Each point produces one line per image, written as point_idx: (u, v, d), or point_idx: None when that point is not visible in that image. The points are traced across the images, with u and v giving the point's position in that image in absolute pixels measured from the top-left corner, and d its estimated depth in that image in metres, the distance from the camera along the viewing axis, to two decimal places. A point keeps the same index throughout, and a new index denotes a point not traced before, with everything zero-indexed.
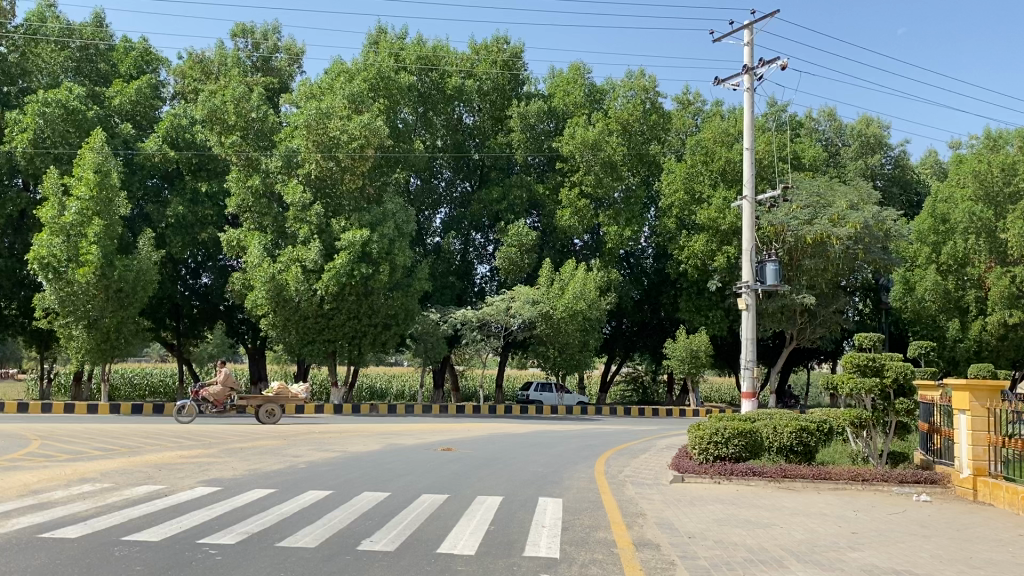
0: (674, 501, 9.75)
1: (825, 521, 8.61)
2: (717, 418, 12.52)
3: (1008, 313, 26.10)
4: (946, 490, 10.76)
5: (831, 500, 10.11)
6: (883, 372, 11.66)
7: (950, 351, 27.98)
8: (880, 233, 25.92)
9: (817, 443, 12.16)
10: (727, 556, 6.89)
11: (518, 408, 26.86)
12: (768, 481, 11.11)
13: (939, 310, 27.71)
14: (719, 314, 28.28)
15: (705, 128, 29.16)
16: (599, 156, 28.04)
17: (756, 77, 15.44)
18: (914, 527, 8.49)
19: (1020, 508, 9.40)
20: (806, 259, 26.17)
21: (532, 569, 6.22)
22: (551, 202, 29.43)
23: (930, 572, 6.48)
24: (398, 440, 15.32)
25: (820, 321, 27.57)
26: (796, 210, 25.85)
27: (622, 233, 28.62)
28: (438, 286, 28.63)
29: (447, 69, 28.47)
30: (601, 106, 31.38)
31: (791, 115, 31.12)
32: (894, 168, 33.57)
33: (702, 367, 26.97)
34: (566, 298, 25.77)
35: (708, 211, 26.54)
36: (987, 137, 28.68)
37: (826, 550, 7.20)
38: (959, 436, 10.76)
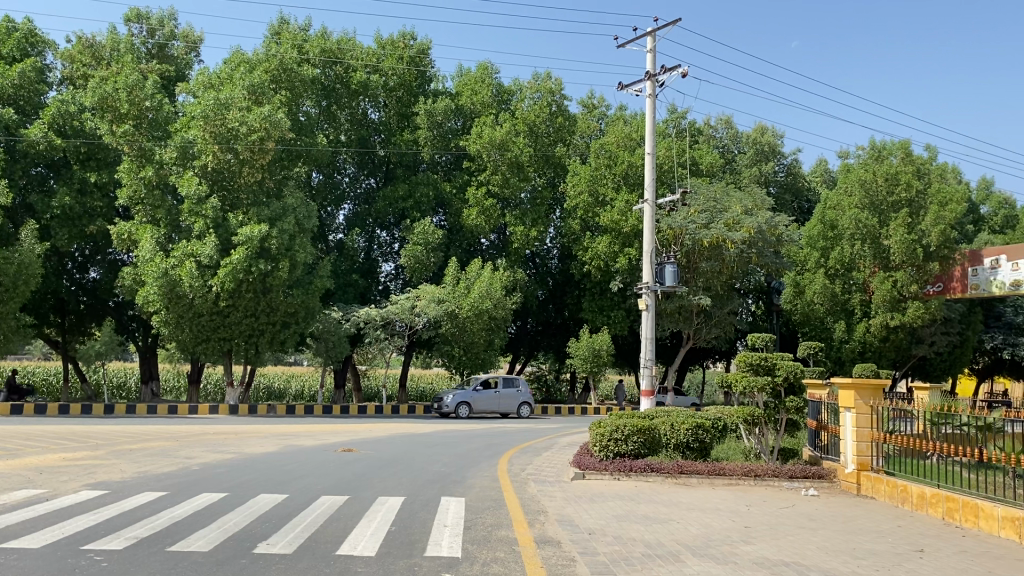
0: (575, 498, 9.87)
1: (719, 516, 8.87)
2: (617, 415, 12.75)
3: (889, 315, 27.70)
4: (832, 485, 11.25)
5: (725, 495, 10.44)
6: (775, 370, 12.12)
7: (837, 351, 29.29)
8: (772, 238, 26.93)
9: (712, 439, 12.52)
10: (626, 551, 7.01)
11: (421, 408, 26.67)
12: (665, 477, 11.36)
13: (827, 312, 28.99)
14: (620, 314, 28.74)
15: (609, 131, 29.65)
16: (506, 157, 28.22)
17: (658, 83, 15.79)
18: (802, 520, 8.84)
19: (900, 500, 9.95)
20: (703, 261, 26.91)
21: (433, 568, 6.20)
22: (457, 201, 29.37)
23: (816, 563, 6.76)
24: (298, 441, 15.00)
25: (716, 322, 28.36)
26: (694, 214, 26.56)
27: (528, 234, 28.82)
28: (341, 284, 28.19)
29: (352, 63, 28.11)
30: (507, 106, 31.45)
31: (691, 122, 31.99)
32: (787, 175, 34.94)
33: (603, 366, 27.42)
34: (472, 297, 25.82)
35: (611, 214, 26.98)
36: (874, 148, 29.76)
37: (721, 544, 7.42)
38: (846, 433, 11.28)
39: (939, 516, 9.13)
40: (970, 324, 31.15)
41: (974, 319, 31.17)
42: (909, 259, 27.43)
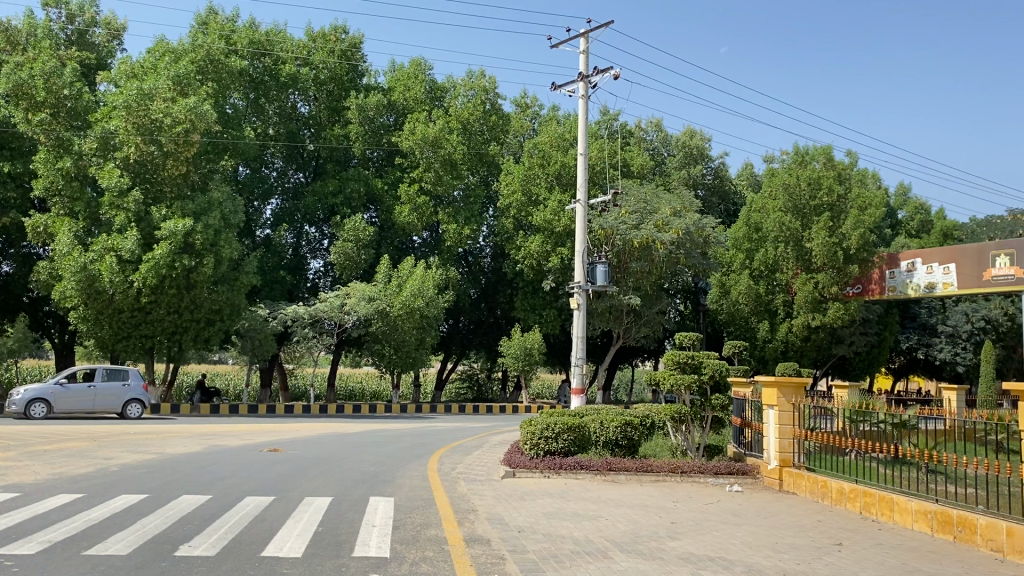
0: (504, 497, 9.87)
1: (647, 512, 8.99)
2: (548, 414, 12.83)
3: (811, 316, 28.48)
4: (756, 481, 11.51)
5: (653, 492, 10.57)
6: (701, 368, 12.34)
7: (760, 350, 29.98)
8: (700, 239, 27.46)
9: (640, 436, 12.70)
10: (555, 549, 7.04)
11: (349, 407, 26.33)
12: (594, 474, 11.46)
13: (751, 312, 29.60)
14: (552, 314, 28.93)
15: (542, 131, 29.80)
16: (439, 154, 28.06)
17: (590, 85, 15.92)
18: (727, 516, 9.01)
19: (819, 495, 10.20)
20: (633, 261, 27.17)
21: (361, 569, 6.12)
22: (389, 198, 29.06)
23: (740, 557, 6.89)
24: (222, 441, 14.64)
25: (645, 322, 28.70)
26: (624, 215, 26.90)
27: (461, 232, 28.73)
28: (268, 281, 27.70)
29: (282, 55, 27.60)
30: (440, 103, 31.29)
31: (622, 124, 32.37)
32: (714, 178, 35.68)
33: (535, 364, 27.52)
34: (404, 295, 25.62)
35: (544, 213, 27.11)
36: (797, 153, 30.49)
37: (648, 540, 7.51)
38: (769, 430, 11.48)
39: (857, 510, 9.39)
40: (886, 325, 32.27)
41: (891, 320, 32.30)
42: (830, 261, 28.22)
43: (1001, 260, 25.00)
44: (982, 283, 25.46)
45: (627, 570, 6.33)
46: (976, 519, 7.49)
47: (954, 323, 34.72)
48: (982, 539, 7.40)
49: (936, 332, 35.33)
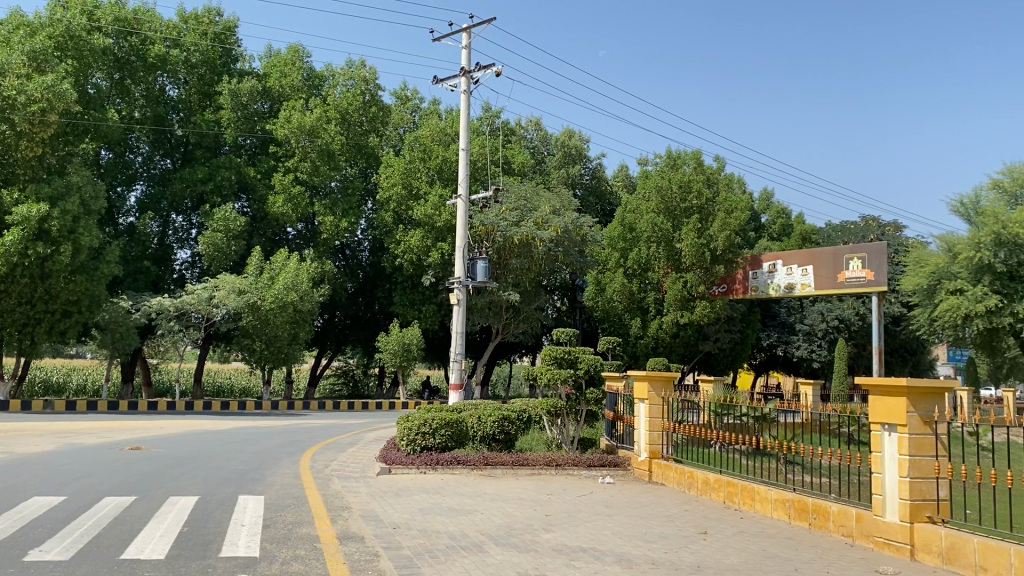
0: (380, 493, 9.76)
1: (521, 505, 9.07)
2: (425, 409, 12.73)
3: (680, 314, 29.47)
4: (627, 473, 11.83)
5: (528, 485, 10.71)
6: (577, 364, 12.55)
7: (632, 346, 30.76)
8: (577, 238, 28.04)
9: (517, 431, 12.82)
10: (429, 544, 7.00)
11: (218, 404, 25.39)
12: (470, 469, 11.49)
13: (624, 309, 30.21)
14: (431, 309, 28.79)
15: (423, 125, 29.72)
16: (316, 144, 27.50)
17: (472, 81, 15.93)
18: (599, 507, 9.21)
19: (686, 485, 10.56)
20: (513, 258, 27.36)
21: (228, 569, 5.90)
22: (263, 187, 28.20)
23: (611, 548, 7.06)
24: (77, 439, 13.82)
25: (523, 318, 28.89)
26: (504, 212, 27.12)
27: (338, 224, 28.25)
28: (130, 271, 26.41)
29: (150, 35, 26.27)
30: (318, 92, 30.65)
31: (504, 121, 32.61)
32: (591, 179, 36.51)
33: (413, 360, 27.26)
34: (276, 289, 24.92)
35: (424, 207, 26.95)
36: (670, 156, 31.49)
37: (523, 532, 7.59)
38: (639, 423, 11.80)
39: (720, 499, 9.78)
40: (749, 323, 33.78)
41: (753, 318, 33.84)
42: (698, 261, 29.29)
43: (853, 263, 26.89)
44: (836, 285, 27.34)
45: (501, 563, 6.36)
46: (829, 506, 7.92)
47: (810, 322, 36.75)
48: (835, 525, 7.82)
49: (794, 330, 37.31)
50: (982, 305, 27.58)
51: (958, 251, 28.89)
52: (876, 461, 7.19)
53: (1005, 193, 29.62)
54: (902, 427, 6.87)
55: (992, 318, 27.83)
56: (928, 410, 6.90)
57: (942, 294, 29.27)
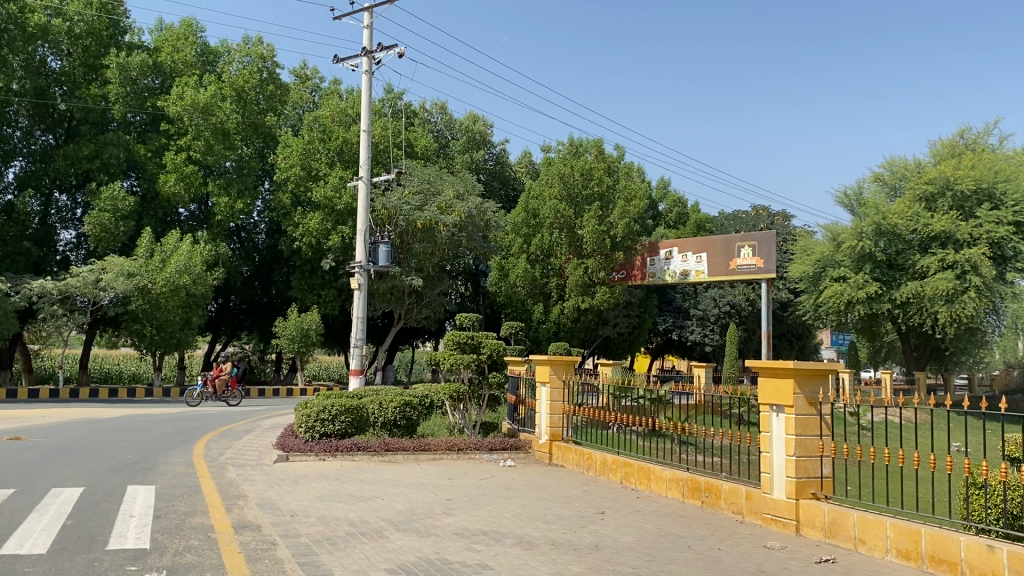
0: (277, 481, 9.57)
1: (422, 490, 9.06)
2: (324, 396, 12.53)
3: (581, 299, 29.88)
4: (528, 456, 11.97)
5: (429, 470, 10.69)
6: (480, 348, 12.62)
7: (534, 331, 30.94)
8: (480, 223, 28.03)
9: (418, 416, 12.81)
10: (328, 531, 6.91)
11: (104, 391, 24.37)
12: (371, 455, 11.39)
13: (527, 295, 30.38)
14: (331, 294, 28.35)
15: (323, 104, 29.08)
16: (210, 122, 26.60)
17: (374, 61, 15.69)
18: (499, 490, 9.27)
19: (585, 467, 10.75)
20: (416, 242, 27.16)
21: (117, 562, 5.68)
22: (153, 165, 27.09)
23: (512, 530, 7.12)
24: None
25: (426, 303, 28.71)
26: (408, 195, 26.83)
27: (233, 206, 27.47)
28: (9, 252, 24.97)
29: (29, 2, 24.71)
30: (212, 68, 29.65)
31: (406, 103, 32.26)
32: (495, 164, 36.56)
33: (312, 346, 26.79)
34: (168, 272, 24.05)
35: (323, 189, 26.47)
36: (572, 143, 31.76)
37: (424, 517, 7.58)
38: (540, 406, 11.94)
39: (618, 480, 10.00)
40: (647, 308, 34.53)
41: (650, 304, 34.63)
42: (598, 248, 29.71)
43: (745, 251, 27.86)
44: (729, 272, 28.29)
45: (401, 548, 6.33)
46: (721, 484, 8.20)
47: (704, 307, 37.91)
48: (726, 502, 8.11)
49: (688, 315, 38.41)
50: (863, 292, 29.00)
51: (843, 240, 30.27)
52: (765, 440, 7.47)
53: (885, 186, 31.13)
54: (789, 408, 7.15)
55: (872, 304, 29.33)
56: (813, 391, 7.20)
57: (827, 281, 30.64)
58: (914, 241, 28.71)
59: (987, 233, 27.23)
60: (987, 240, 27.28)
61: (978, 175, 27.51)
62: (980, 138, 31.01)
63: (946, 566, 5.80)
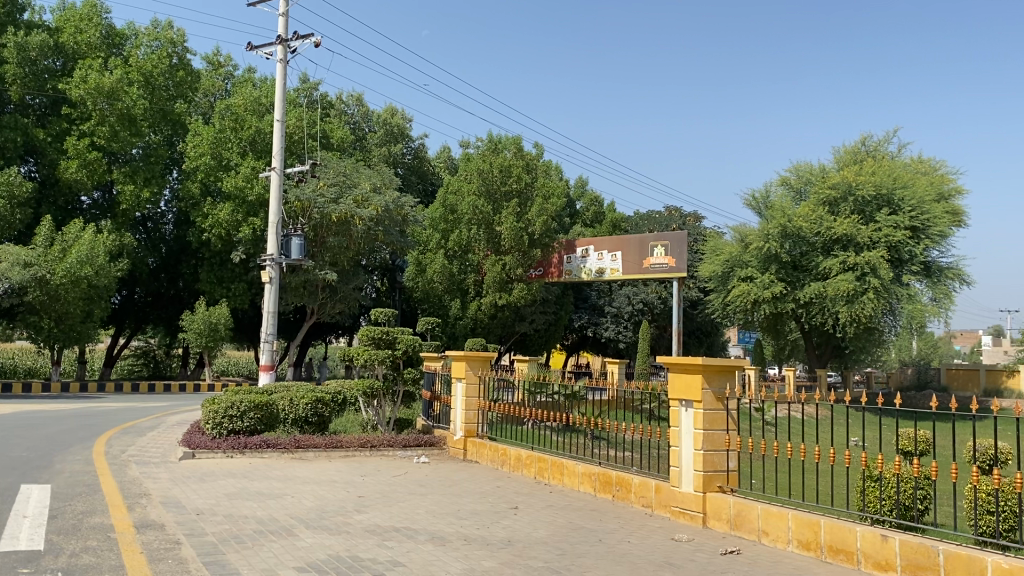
0: (182, 479, 9.29)
1: (333, 487, 8.94)
2: (233, 391, 12.24)
3: (498, 296, 29.90)
4: (442, 452, 11.94)
5: (341, 467, 10.54)
6: (395, 344, 12.50)
7: (451, 328, 30.81)
8: (397, 218, 27.82)
9: (331, 413, 12.63)
10: (235, 530, 6.74)
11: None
12: (281, 452, 11.16)
13: (444, 291, 30.18)
14: (241, 287, 27.68)
15: (236, 93, 28.31)
16: (116, 107, 25.61)
17: (290, 50, 15.38)
18: (412, 487, 9.21)
19: (499, 463, 10.79)
20: (330, 236, 26.73)
21: (8, 565, 5.42)
22: (53, 150, 25.91)
23: (425, 527, 7.08)
24: None
25: (340, 298, 28.20)
26: (322, 187, 26.39)
27: (139, 194, 26.55)
28: None
29: None
30: (118, 51, 28.55)
31: (322, 94, 31.75)
32: (413, 158, 36.30)
33: (220, 341, 26.11)
34: (69, 262, 23.03)
35: (235, 179, 25.81)
36: (491, 140, 31.74)
37: (335, 514, 7.47)
38: (456, 402, 11.93)
39: (531, 474, 10.06)
40: (563, 305, 34.79)
41: (566, 301, 34.92)
42: (516, 244, 29.84)
43: (657, 250, 28.41)
44: (642, 270, 28.82)
45: (311, 545, 6.22)
46: (632, 478, 8.34)
47: (618, 304, 38.49)
48: (636, 496, 8.23)
49: (603, 312, 38.94)
50: (769, 292, 30.01)
51: (750, 241, 31.17)
52: (674, 435, 7.62)
53: (792, 190, 32.17)
54: (697, 404, 7.31)
55: (777, 303, 30.38)
56: (720, 387, 7.38)
57: (736, 281, 31.53)
58: (817, 243, 29.73)
59: (885, 237, 28.35)
60: (886, 243, 28.41)
61: (877, 181, 28.66)
62: (881, 145, 32.36)
63: (843, 555, 6.03)
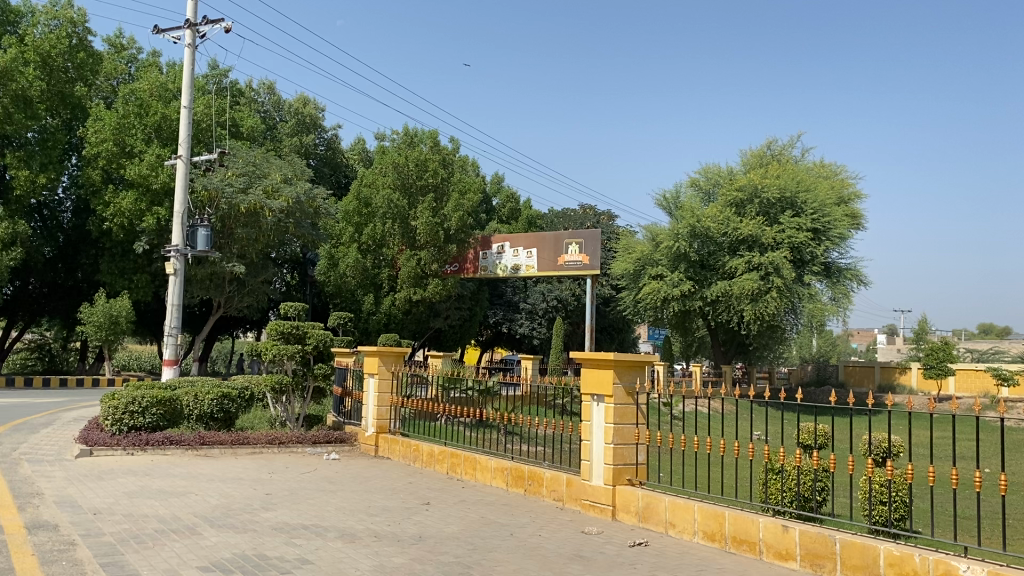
0: (79, 477, 8.90)
1: (240, 485, 8.71)
2: (133, 386, 11.79)
3: (413, 291, 29.66)
4: (353, 449, 11.79)
5: (247, 464, 10.28)
6: (305, 339, 12.26)
7: (364, 323, 30.42)
8: (309, 210, 27.36)
9: (237, 408, 12.30)
10: (134, 529, 6.49)
11: None
12: (185, 450, 10.81)
13: (357, 285, 29.78)
14: (144, 279, 26.75)
15: (141, 77, 27.28)
16: (10, 89, 24.35)
17: (198, 35, 14.91)
18: (323, 484, 9.06)
19: (411, 458, 10.74)
20: (238, 227, 26.02)
21: None
22: None
23: (335, 524, 6.97)
24: None
25: (248, 291, 27.50)
26: (231, 177, 25.67)
27: (35, 180, 25.32)
28: None
29: None
30: (13, 29, 27.12)
31: (232, 82, 30.92)
32: (326, 149, 35.76)
33: (121, 334, 25.13)
34: None
35: (138, 166, 24.84)
36: (407, 133, 31.43)
37: (241, 512, 7.29)
38: (367, 398, 11.81)
39: (443, 470, 10.04)
40: (477, 301, 34.75)
41: (481, 297, 34.92)
42: (431, 239, 29.71)
43: (572, 248, 28.78)
44: (556, 267, 29.09)
45: (216, 544, 6.05)
46: (544, 472, 8.40)
47: (533, 301, 38.78)
48: (547, 490, 8.31)
49: (518, 309, 39.15)
50: (678, 289, 30.69)
51: (661, 240, 31.78)
52: (585, 429, 7.70)
53: (700, 191, 32.95)
54: (608, 398, 7.39)
55: (685, 301, 31.13)
56: (631, 381, 7.48)
57: (646, 278, 32.13)
58: (724, 244, 30.55)
59: (788, 238, 29.25)
60: (789, 244, 29.38)
61: (782, 184, 29.64)
62: (785, 149, 33.46)
63: (746, 545, 6.21)
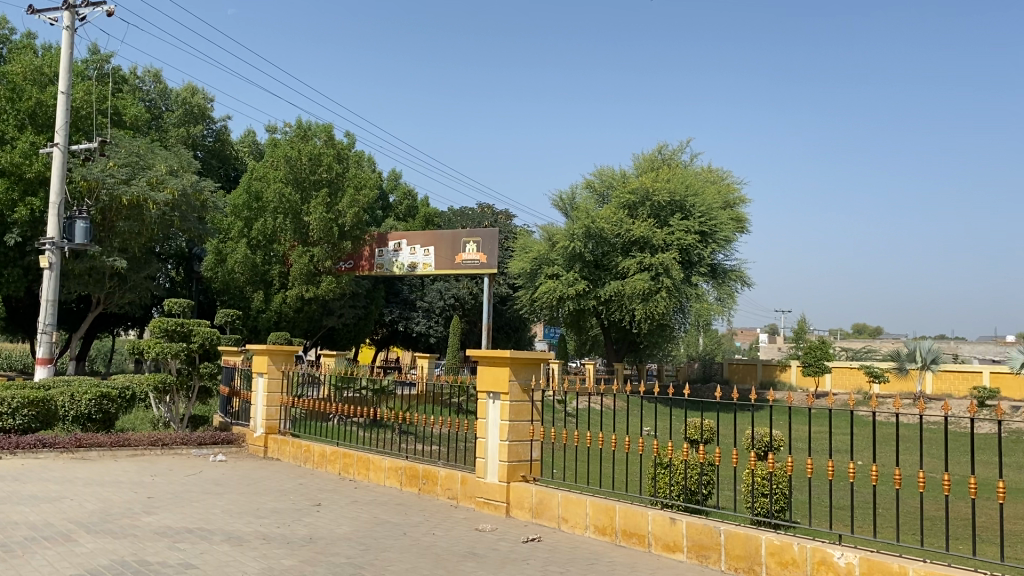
0: None
1: (119, 489, 8.32)
2: (2, 386, 11.12)
3: (305, 288, 29.02)
4: (240, 450, 11.47)
5: (128, 467, 9.86)
6: (190, 337, 11.85)
7: (253, 321, 29.52)
8: (195, 203, 26.50)
9: (117, 409, 11.78)
10: (1, 538, 6.11)
11: None
12: (59, 453, 10.28)
13: (246, 282, 28.95)
14: (17, 273, 25.27)
15: (14, 59, 25.75)
16: None
17: (78, 17, 14.19)
18: (208, 486, 8.76)
19: (302, 459, 10.52)
20: (120, 220, 24.85)
21: None
22: None
23: (222, 526, 6.76)
24: None
25: (131, 286, 26.30)
26: (112, 167, 24.45)
27: None
28: None
29: None
30: None
31: (114, 68, 29.53)
32: (215, 141, 34.59)
33: None
34: None
35: (9, 154, 23.36)
36: (302, 127, 30.77)
37: (121, 517, 6.98)
38: (256, 398, 11.48)
39: (335, 471, 9.87)
40: (373, 299, 34.29)
41: (376, 295, 34.50)
42: (325, 236, 29.18)
43: (470, 246, 28.98)
44: (453, 266, 29.10)
45: (92, 551, 5.77)
46: (437, 471, 8.36)
47: (429, 299, 38.62)
48: (442, 488, 8.28)
49: (414, 307, 38.89)
50: (573, 289, 31.10)
51: (557, 240, 32.13)
52: (480, 426, 7.70)
53: (595, 193, 33.49)
54: (504, 395, 7.42)
55: (580, 300, 31.57)
56: (526, 379, 7.54)
57: (542, 278, 32.42)
58: (617, 244, 31.14)
59: (677, 240, 30.13)
60: (678, 246, 30.23)
61: (671, 188, 30.48)
62: (675, 154, 34.46)
63: (635, 538, 6.36)
